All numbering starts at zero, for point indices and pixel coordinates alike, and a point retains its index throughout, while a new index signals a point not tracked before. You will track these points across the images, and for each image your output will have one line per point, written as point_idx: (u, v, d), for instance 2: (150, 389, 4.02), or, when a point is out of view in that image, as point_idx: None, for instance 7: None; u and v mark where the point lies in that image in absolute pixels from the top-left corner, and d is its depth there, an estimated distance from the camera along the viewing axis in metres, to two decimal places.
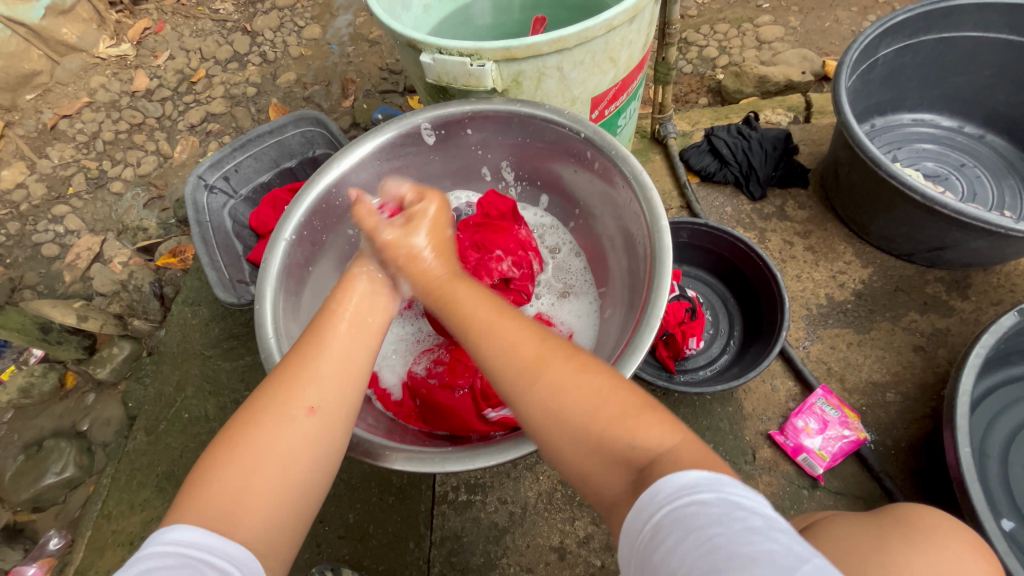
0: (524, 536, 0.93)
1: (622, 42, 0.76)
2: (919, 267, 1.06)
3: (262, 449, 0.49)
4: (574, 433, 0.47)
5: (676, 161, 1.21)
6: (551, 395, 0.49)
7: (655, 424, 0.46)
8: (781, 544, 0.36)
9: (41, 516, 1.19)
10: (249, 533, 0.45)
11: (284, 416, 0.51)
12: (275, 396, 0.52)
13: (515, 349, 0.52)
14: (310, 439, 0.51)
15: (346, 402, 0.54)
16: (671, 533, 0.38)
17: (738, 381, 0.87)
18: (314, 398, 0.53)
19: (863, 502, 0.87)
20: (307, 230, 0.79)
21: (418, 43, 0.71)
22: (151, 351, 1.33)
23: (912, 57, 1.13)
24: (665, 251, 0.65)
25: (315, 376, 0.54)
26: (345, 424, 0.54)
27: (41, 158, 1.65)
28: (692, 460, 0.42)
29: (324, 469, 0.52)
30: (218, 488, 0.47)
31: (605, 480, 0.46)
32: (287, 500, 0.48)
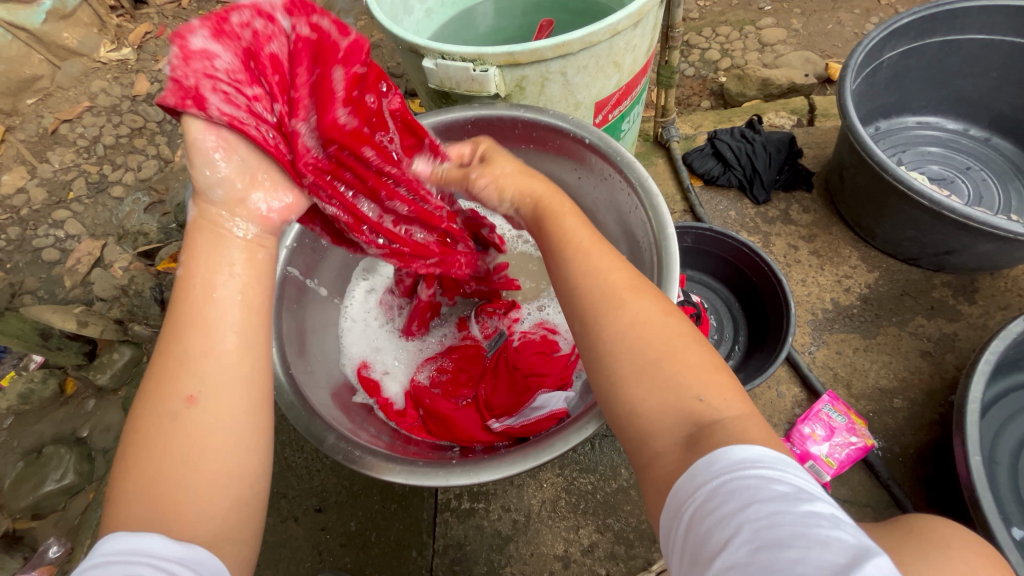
0: (528, 545, 0.92)
1: (626, 46, 0.75)
2: (925, 271, 1.05)
3: (156, 452, 0.42)
4: (641, 363, 0.45)
5: (679, 165, 1.21)
6: (641, 319, 0.47)
7: (728, 387, 0.44)
8: (850, 533, 0.33)
9: (40, 523, 1.19)
10: (184, 531, 0.40)
11: (164, 414, 0.43)
12: (149, 393, 0.44)
13: (607, 275, 0.50)
14: (201, 428, 0.42)
15: (228, 376, 0.44)
16: (726, 501, 0.36)
17: (745, 388, 0.86)
18: (192, 385, 0.43)
19: (872, 511, 0.86)
20: (308, 238, 0.78)
21: (420, 48, 0.71)
22: (152, 356, 1.32)
23: (916, 60, 1.12)
24: (671, 260, 0.64)
25: (184, 359, 0.44)
26: (241, 391, 0.45)
27: (42, 162, 1.64)
28: (758, 438, 0.40)
29: (244, 444, 0.44)
30: (133, 498, 0.41)
31: (660, 421, 0.43)
32: (210, 489, 0.42)
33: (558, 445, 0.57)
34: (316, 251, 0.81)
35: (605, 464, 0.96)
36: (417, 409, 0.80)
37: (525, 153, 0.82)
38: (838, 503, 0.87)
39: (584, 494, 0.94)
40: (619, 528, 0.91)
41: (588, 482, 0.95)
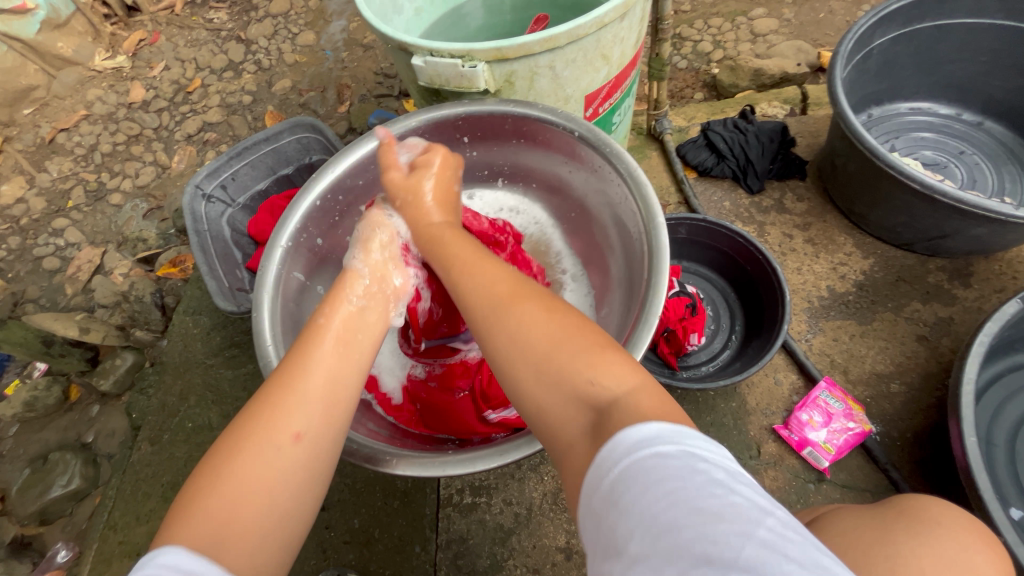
0: (530, 537, 0.92)
1: (614, 39, 0.76)
2: (919, 256, 1.05)
3: (250, 476, 0.47)
4: (536, 364, 0.47)
5: (673, 157, 1.21)
6: (526, 324, 0.49)
7: (619, 362, 0.46)
8: (745, 498, 0.34)
9: (48, 529, 1.20)
10: (238, 559, 0.44)
11: (270, 442, 0.49)
12: (261, 417, 0.51)
13: (491, 285, 0.54)
14: (296, 466, 0.49)
15: (331, 429, 0.53)
16: (630, 488, 0.36)
17: (741, 376, 0.87)
18: (301, 424, 0.51)
19: (870, 495, 0.87)
20: (304, 237, 0.79)
21: (408, 46, 0.71)
22: (154, 361, 1.33)
23: (906, 46, 1.12)
24: (662, 248, 0.64)
25: (303, 399, 0.52)
26: (334, 447, 0.53)
27: (40, 172, 1.66)
28: (648, 410, 0.41)
29: (313, 489, 0.51)
30: (204, 515, 0.45)
31: (564, 414, 0.45)
32: (273, 524, 0.47)
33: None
34: (312, 250, 0.82)
35: None
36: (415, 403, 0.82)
37: (515, 146, 0.83)
38: (836, 489, 0.88)
39: None
40: None
41: None
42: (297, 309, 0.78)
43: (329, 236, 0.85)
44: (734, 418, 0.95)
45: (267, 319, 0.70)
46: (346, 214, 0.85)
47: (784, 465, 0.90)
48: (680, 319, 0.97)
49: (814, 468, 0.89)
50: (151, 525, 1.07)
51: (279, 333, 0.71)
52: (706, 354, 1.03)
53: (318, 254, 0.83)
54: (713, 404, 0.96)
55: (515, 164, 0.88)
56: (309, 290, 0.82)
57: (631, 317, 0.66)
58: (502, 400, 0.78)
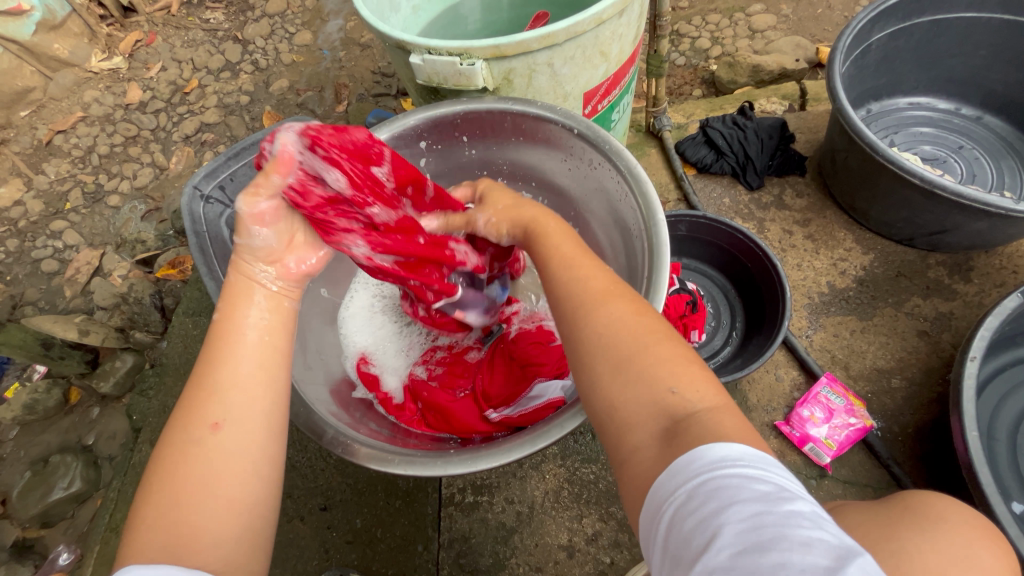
0: (532, 536, 0.92)
1: (613, 35, 0.76)
2: (919, 251, 1.05)
3: (188, 477, 0.46)
4: (616, 359, 0.47)
5: (672, 154, 1.21)
6: (617, 322, 0.49)
7: (707, 381, 0.45)
8: (833, 535, 0.33)
9: (50, 531, 1.20)
10: (202, 558, 0.43)
11: (190, 441, 0.48)
12: (182, 418, 0.49)
13: (585, 280, 0.53)
14: (223, 453, 0.48)
15: (254, 408, 0.51)
16: (708, 502, 0.36)
17: (742, 372, 0.87)
18: (217, 413, 0.49)
19: (872, 490, 0.87)
20: None
21: (406, 44, 0.71)
22: (154, 362, 1.33)
23: (905, 41, 1.12)
24: (663, 246, 0.64)
25: (214, 387, 0.50)
26: (265, 421, 0.51)
27: (38, 174, 1.65)
28: (732, 430, 0.40)
29: (264, 471, 0.49)
30: (149, 528, 0.44)
31: (636, 420, 0.44)
32: (226, 517, 0.46)
33: (556, 430, 0.57)
34: None
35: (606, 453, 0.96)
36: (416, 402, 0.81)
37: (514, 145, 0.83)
38: (838, 485, 0.88)
39: (586, 484, 0.95)
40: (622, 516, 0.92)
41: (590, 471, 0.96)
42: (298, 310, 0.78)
43: None
44: None
45: None
46: None
47: (786, 461, 0.90)
48: (681, 317, 0.96)
49: (815, 465, 0.89)
50: None
51: None
52: (707, 351, 1.03)
53: None
54: None
55: (513, 164, 0.88)
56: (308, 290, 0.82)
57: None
58: (503, 399, 0.78)
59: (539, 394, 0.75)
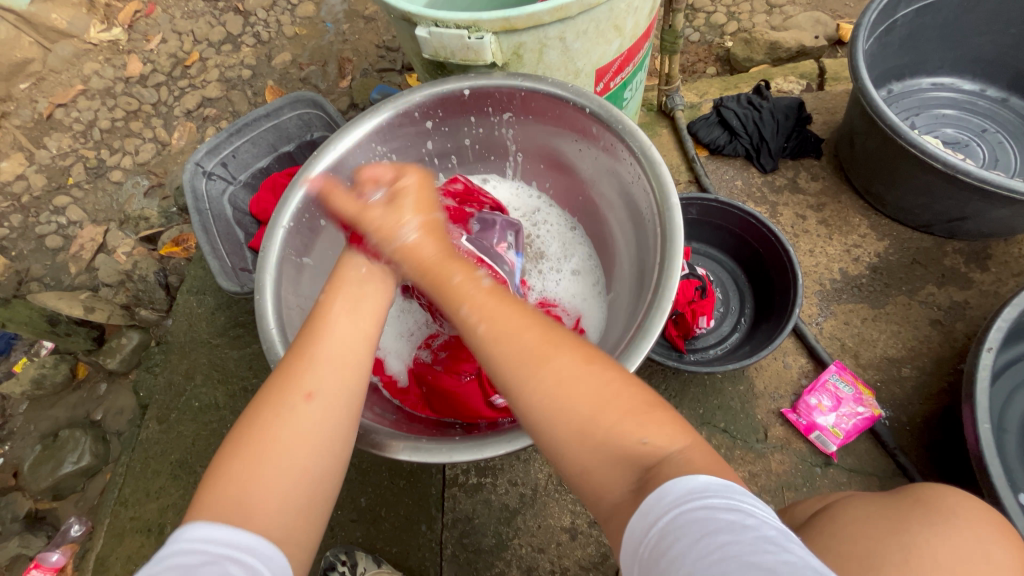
0: (535, 517, 0.93)
1: (627, 8, 0.72)
2: (936, 238, 1.03)
3: (270, 444, 0.51)
4: (578, 424, 0.46)
5: (684, 134, 1.17)
6: (562, 379, 0.48)
7: (667, 423, 0.46)
8: (794, 556, 0.37)
9: (61, 503, 1.22)
10: (267, 517, 0.48)
11: (284, 405, 0.53)
12: (275, 388, 0.54)
13: (518, 337, 0.50)
14: (307, 423, 0.52)
15: (344, 387, 0.55)
16: (680, 539, 0.38)
17: (749, 360, 0.86)
18: (312, 384, 0.54)
19: (877, 479, 0.87)
20: (307, 217, 0.78)
21: (412, 16, 0.68)
22: (160, 340, 1.33)
23: (933, 17, 1.07)
24: (676, 230, 0.63)
25: (313, 363, 0.56)
26: (347, 407, 0.55)
27: (39, 148, 1.63)
28: (702, 465, 0.43)
29: (333, 451, 0.53)
30: (229, 481, 0.49)
31: (604, 481, 0.45)
32: (295, 484, 0.50)
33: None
34: (314, 231, 0.80)
35: None
36: (421, 386, 0.82)
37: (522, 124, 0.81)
38: (844, 473, 0.87)
39: None
40: None
41: None
42: (301, 291, 0.77)
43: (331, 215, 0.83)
44: (742, 402, 0.94)
45: (271, 301, 0.69)
46: None
47: (792, 449, 0.90)
48: (689, 302, 0.95)
49: (821, 453, 0.89)
50: (160, 502, 1.08)
51: (282, 315, 0.70)
52: (714, 338, 1.02)
53: (320, 234, 0.81)
54: (720, 387, 0.95)
55: (522, 144, 0.86)
56: (310, 272, 0.80)
57: (643, 303, 0.64)
58: None
59: None
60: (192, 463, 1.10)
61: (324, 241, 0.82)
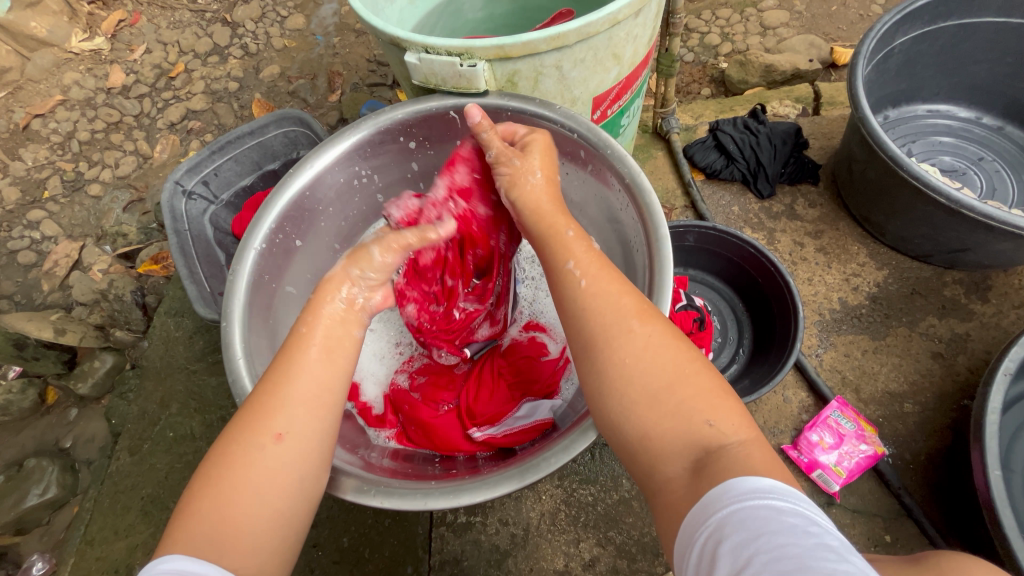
0: (527, 560, 0.89)
1: (627, 37, 0.70)
2: (936, 268, 1.01)
3: (241, 484, 0.48)
4: (656, 389, 0.48)
5: (680, 158, 1.15)
6: (652, 344, 0.50)
7: (737, 413, 0.46)
8: (858, 567, 0.34)
9: (24, 539, 1.15)
10: (238, 561, 0.45)
11: (251, 446, 0.50)
12: (245, 424, 0.51)
13: (615, 296, 0.53)
14: (280, 466, 0.50)
15: (315, 428, 0.52)
16: (737, 531, 0.37)
17: (750, 397, 0.82)
18: (284, 424, 0.51)
19: (881, 521, 0.84)
20: (280, 236, 0.73)
21: (401, 41, 0.65)
22: (135, 363, 1.27)
23: (929, 45, 1.06)
24: (666, 265, 0.60)
25: (285, 401, 0.52)
26: (318, 450, 0.52)
27: (14, 160, 1.57)
28: (761, 463, 0.42)
29: (306, 490, 0.51)
30: (199, 520, 0.47)
31: (663, 452, 0.46)
32: (266, 526, 0.48)
33: (543, 467, 0.54)
34: (289, 250, 0.76)
35: (606, 474, 0.92)
36: (398, 414, 0.78)
37: None
38: (847, 513, 0.84)
39: (584, 506, 0.91)
40: (621, 541, 0.88)
41: (588, 493, 0.92)
42: (273, 315, 0.73)
43: (308, 233, 0.78)
44: None
45: (238, 330, 0.65)
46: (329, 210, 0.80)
47: None
48: (687, 334, 0.91)
49: (824, 492, 0.85)
50: (130, 540, 1.02)
51: (250, 345, 0.66)
52: None
53: (296, 254, 0.77)
54: None
55: None
56: (284, 296, 0.76)
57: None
58: (488, 417, 0.74)
59: (526, 415, 0.73)
60: (165, 498, 1.04)
61: (298, 261, 0.78)
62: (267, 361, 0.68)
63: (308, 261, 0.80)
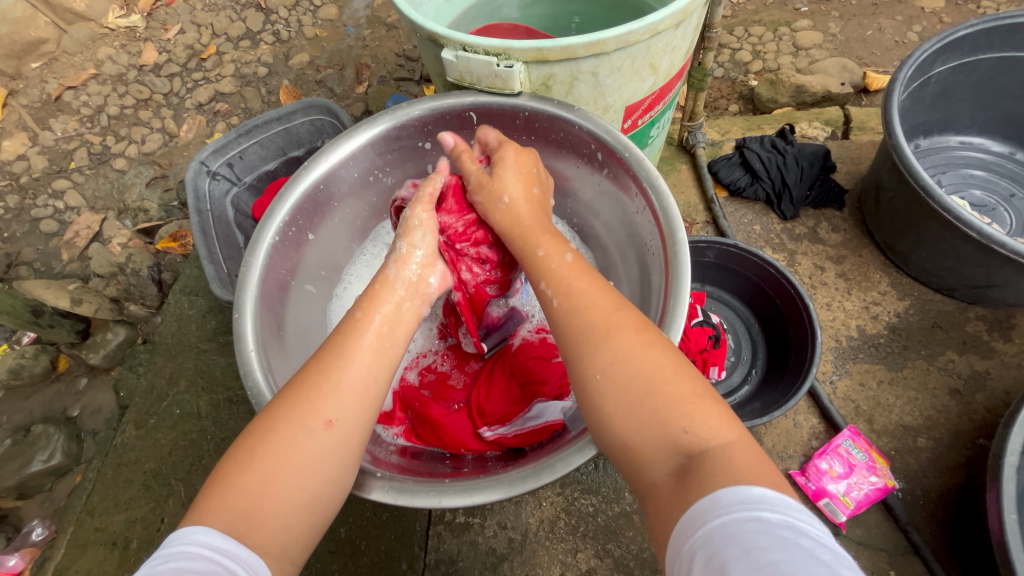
0: (522, 565, 0.88)
1: (665, 48, 0.69)
2: (959, 303, 0.99)
3: (283, 461, 0.48)
4: (629, 401, 0.47)
5: (704, 173, 1.14)
6: (625, 354, 0.49)
7: (713, 414, 0.45)
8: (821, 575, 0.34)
9: (26, 503, 1.15)
10: (265, 538, 0.45)
11: (303, 428, 0.50)
12: (295, 407, 0.51)
13: (584, 313, 0.53)
14: (325, 451, 0.50)
15: (362, 420, 0.53)
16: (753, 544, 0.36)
17: (763, 419, 0.81)
18: (334, 412, 0.51)
19: (886, 556, 0.82)
20: (293, 229, 0.73)
21: (439, 38, 0.65)
22: (147, 338, 1.28)
23: (967, 77, 1.05)
24: (683, 271, 0.59)
25: (337, 390, 0.52)
26: (361, 443, 0.53)
27: (44, 129, 1.59)
28: (744, 468, 0.41)
29: (340, 480, 0.51)
30: (238, 491, 0.46)
31: (646, 455, 0.46)
32: (299, 509, 0.48)
33: (559, 467, 0.54)
34: (301, 244, 0.76)
35: (609, 485, 0.92)
36: (406, 411, 0.77)
37: (524, 144, 0.78)
38: (851, 545, 0.83)
39: (585, 516, 0.90)
40: (619, 554, 0.87)
41: (589, 504, 0.91)
42: (284, 311, 0.73)
43: (320, 226, 0.78)
44: None
45: (251, 322, 0.65)
46: (341, 205, 0.80)
47: None
48: (701, 350, 0.90)
49: (829, 521, 0.84)
50: (129, 513, 1.02)
51: (263, 338, 0.66)
52: (724, 389, 0.99)
53: (307, 248, 0.77)
54: None
55: None
56: (294, 292, 0.75)
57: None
58: (498, 417, 0.74)
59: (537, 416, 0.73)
60: (166, 474, 1.05)
61: (309, 254, 0.78)
62: (276, 353, 0.68)
63: (320, 250, 0.80)
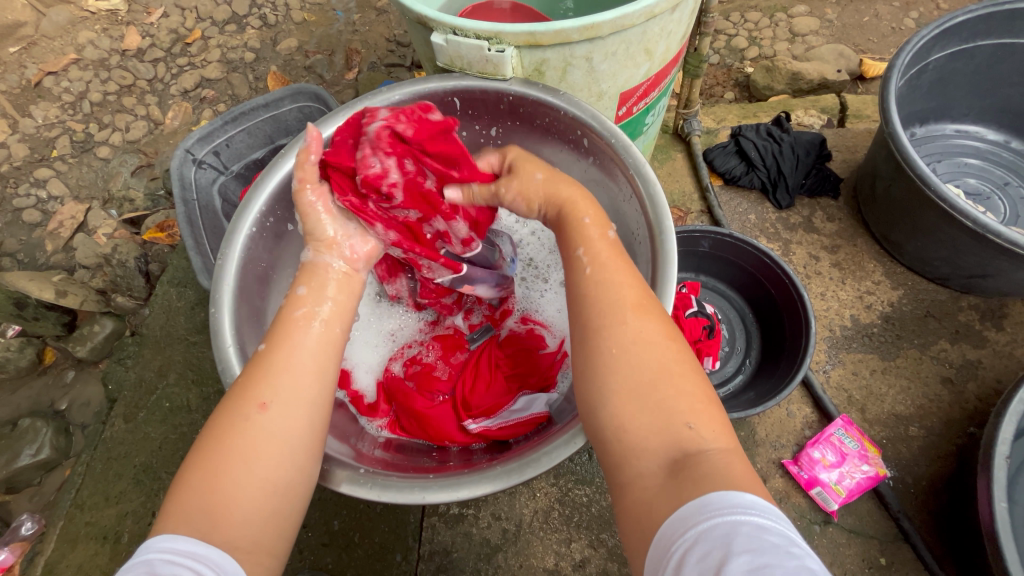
0: (517, 556, 0.88)
1: (661, 32, 0.68)
2: (952, 292, 0.99)
3: (229, 449, 0.47)
4: (641, 381, 0.47)
5: (699, 161, 1.13)
6: (644, 338, 0.49)
7: (717, 420, 0.46)
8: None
9: (15, 497, 1.14)
10: (228, 531, 0.44)
11: (240, 416, 0.49)
12: (231, 398, 0.51)
13: (618, 289, 0.52)
14: (263, 431, 0.49)
15: (301, 396, 0.51)
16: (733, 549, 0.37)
17: (756, 410, 0.80)
18: (267, 394, 0.50)
19: (877, 543, 0.83)
20: (271, 220, 0.71)
21: (429, 21, 0.63)
22: (135, 330, 1.26)
23: (965, 63, 1.04)
24: (670, 259, 0.58)
25: (273, 373, 0.52)
26: (307, 416, 0.51)
27: (24, 116, 1.55)
28: (740, 477, 0.41)
29: (296, 462, 0.49)
30: (191, 489, 0.46)
31: (642, 448, 0.45)
32: (258, 496, 0.46)
33: (544, 460, 0.54)
34: (279, 236, 0.74)
35: (602, 476, 0.92)
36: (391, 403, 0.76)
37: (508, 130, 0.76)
38: (843, 533, 0.83)
39: (579, 506, 0.90)
40: (614, 544, 0.88)
41: (583, 494, 0.91)
42: (264, 304, 0.71)
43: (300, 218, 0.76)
44: None
45: (229, 316, 0.64)
46: None
47: (790, 502, 0.86)
48: (696, 341, 0.89)
49: (821, 510, 0.84)
50: (121, 507, 1.01)
51: (242, 333, 0.64)
52: (718, 378, 0.99)
53: (286, 239, 0.75)
54: None
55: None
56: (273, 284, 0.74)
57: None
58: (483, 410, 0.73)
59: (522, 409, 0.72)
60: (157, 467, 1.04)
61: (290, 246, 0.76)
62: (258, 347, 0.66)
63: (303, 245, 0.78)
